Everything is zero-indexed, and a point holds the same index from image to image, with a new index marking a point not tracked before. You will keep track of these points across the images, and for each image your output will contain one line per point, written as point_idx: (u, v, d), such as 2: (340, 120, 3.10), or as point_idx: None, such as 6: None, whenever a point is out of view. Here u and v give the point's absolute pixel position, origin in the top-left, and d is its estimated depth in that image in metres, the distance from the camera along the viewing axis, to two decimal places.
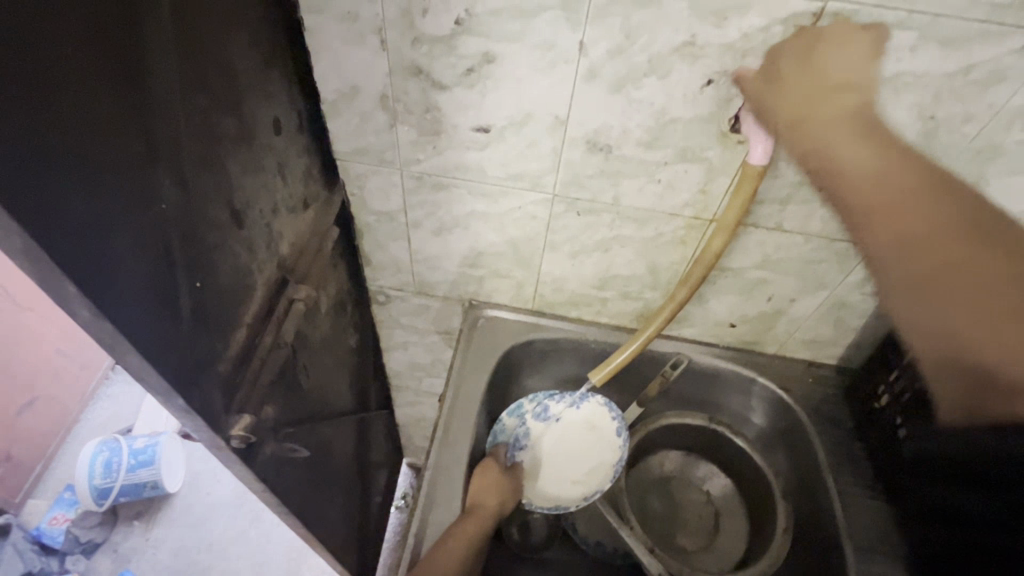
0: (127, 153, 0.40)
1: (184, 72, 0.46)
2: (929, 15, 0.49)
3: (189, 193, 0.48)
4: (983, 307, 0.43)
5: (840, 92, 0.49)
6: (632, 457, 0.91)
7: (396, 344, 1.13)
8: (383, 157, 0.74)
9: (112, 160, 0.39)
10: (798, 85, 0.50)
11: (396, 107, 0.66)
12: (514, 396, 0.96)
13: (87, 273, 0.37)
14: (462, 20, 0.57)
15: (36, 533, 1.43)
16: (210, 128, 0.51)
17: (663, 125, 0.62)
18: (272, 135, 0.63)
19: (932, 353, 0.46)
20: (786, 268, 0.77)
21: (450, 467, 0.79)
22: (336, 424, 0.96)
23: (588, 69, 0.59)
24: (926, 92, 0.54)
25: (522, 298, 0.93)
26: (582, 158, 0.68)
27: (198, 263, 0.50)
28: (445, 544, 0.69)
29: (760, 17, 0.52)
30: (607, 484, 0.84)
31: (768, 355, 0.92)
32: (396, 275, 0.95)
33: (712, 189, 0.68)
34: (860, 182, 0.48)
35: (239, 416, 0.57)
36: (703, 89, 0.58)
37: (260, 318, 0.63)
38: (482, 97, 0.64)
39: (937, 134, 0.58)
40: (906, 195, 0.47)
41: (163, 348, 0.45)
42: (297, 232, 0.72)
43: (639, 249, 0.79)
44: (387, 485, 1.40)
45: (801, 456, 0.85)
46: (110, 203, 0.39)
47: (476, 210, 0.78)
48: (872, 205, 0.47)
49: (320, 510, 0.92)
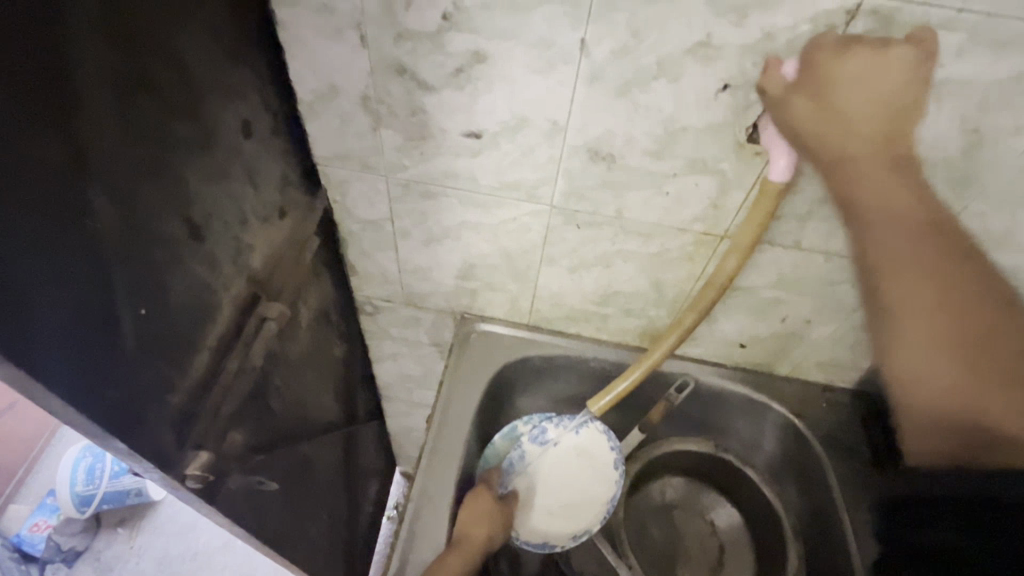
0: (41, 169, 0.34)
1: (122, 71, 0.41)
2: (979, 14, 0.43)
3: (130, 208, 0.42)
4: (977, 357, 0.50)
5: (882, 123, 0.45)
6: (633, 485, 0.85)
7: (386, 355, 1.07)
8: (366, 162, 0.68)
9: (23, 180, 0.33)
10: (858, 95, 0.44)
11: (379, 109, 0.60)
12: (508, 415, 0.90)
13: None
14: (450, 15, 0.51)
15: (15, 540, 1.39)
16: (158, 133, 0.45)
17: (672, 133, 0.56)
18: (240, 138, 0.57)
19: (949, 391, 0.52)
20: (802, 288, 0.71)
21: (436, 497, 0.73)
22: (319, 442, 0.91)
23: (590, 71, 0.53)
24: (971, 103, 0.48)
25: (517, 313, 0.87)
26: (583, 168, 0.62)
27: (142, 287, 0.44)
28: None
29: (785, 15, 0.46)
30: (596, 524, 0.78)
31: (779, 378, 0.86)
32: (384, 285, 0.89)
33: (724, 204, 0.62)
34: (901, 225, 0.47)
35: (197, 453, 0.52)
36: (718, 94, 0.52)
37: (226, 340, 0.58)
38: (473, 100, 0.58)
39: (979, 148, 0.51)
40: (923, 260, 0.48)
41: (94, 389, 0.40)
42: (270, 244, 0.66)
43: (643, 264, 0.73)
44: (378, 496, 1.34)
45: (813, 488, 0.79)
46: (17, 228, 0.33)
47: (467, 220, 0.72)
48: (898, 267, 0.48)
49: (301, 533, 0.87)
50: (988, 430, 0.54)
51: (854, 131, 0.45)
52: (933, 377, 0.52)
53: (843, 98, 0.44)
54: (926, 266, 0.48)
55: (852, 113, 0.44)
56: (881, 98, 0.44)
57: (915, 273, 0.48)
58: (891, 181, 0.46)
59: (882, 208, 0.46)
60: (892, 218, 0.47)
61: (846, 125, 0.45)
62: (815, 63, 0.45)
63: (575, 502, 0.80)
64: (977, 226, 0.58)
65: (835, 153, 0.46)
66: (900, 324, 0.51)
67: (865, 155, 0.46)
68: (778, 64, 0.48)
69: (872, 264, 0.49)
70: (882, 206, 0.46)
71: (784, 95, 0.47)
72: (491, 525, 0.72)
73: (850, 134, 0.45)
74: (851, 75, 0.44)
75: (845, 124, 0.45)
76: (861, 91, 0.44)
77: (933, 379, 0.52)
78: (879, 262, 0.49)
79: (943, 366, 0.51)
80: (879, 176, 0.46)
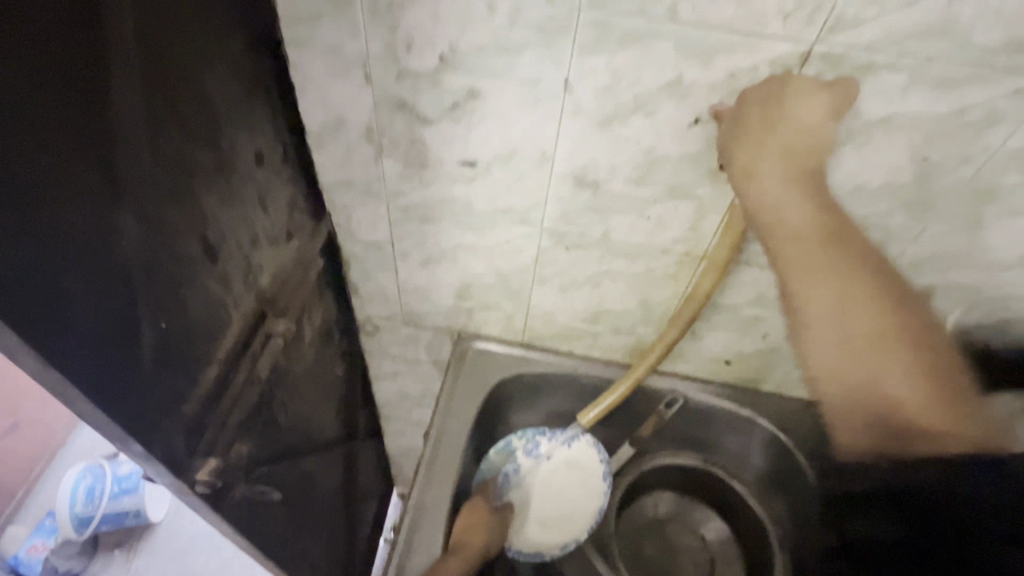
0: (83, 196, 0.39)
1: (153, 109, 0.46)
2: (918, 57, 0.48)
3: (154, 230, 0.47)
4: (870, 352, 0.51)
5: (796, 151, 0.51)
6: (625, 499, 0.88)
7: (385, 373, 1.10)
8: (369, 188, 0.72)
9: (68, 206, 0.38)
10: (783, 130, 0.50)
11: (382, 140, 0.66)
12: (503, 431, 0.93)
13: (32, 323, 0.35)
14: (446, 57, 0.56)
15: (12, 563, 1.36)
16: (182, 163, 0.50)
17: (651, 162, 0.61)
18: (253, 167, 0.62)
19: (837, 385, 0.53)
20: (780, 305, 0.75)
21: (432, 509, 0.75)
22: (320, 458, 0.93)
23: (573, 106, 0.58)
24: (919, 135, 0.53)
25: (512, 331, 0.91)
26: (570, 193, 0.67)
27: (162, 302, 0.48)
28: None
29: (746, 58, 0.51)
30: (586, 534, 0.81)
31: (765, 394, 0.89)
32: (384, 305, 0.93)
33: (703, 227, 0.67)
34: (800, 228, 0.51)
35: (205, 460, 0.55)
36: (691, 127, 0.57)
37: (235, 354, 0.62)
38: (468, 132, 0.63)
39: (931, 175, 0.56)
40: (816, 257, 0.51)
41: (118, 394, 0.43)
42: (278, 264, 0.70)
43: (629, 284, 0.77)
44: (376, 516, 1.35)
45: (800, 501, 0.81)
46: (62, 247, 0.37)
47: (463, 242, 0.77)
48: (797, 264, 0.52)
49: (300, 548, 0.89)
50: (901, 425, 0.50)
51: (756, 142, 0.51)
52: (835, 366, 0.52)
53: (762, 122, 0.51)
54: (822, 262, 0.51)
55: (780, 133, 0.50)
56: (797, 126, 0.50)
57: (818, 269, 0.51)
58: (783, 193, 0.51)
59: (786, 211, 0.51)
60: (781, 219, 0.51)
61: (772, 149, 0.51)
62: (750, 104, 0.52)
63: (566, 514, 0.82)
64: (937, 246, 0.62)
65: (743, 166, 0.52)
66: (806, 334, 0.53)
67: (773, 167, 0.51)
68: (723, 108, 0.54)
69: (779, 260, 0.53)
70: (782, 210, 0.51)
71: (732, 118, 0.53)
72: (487, 534, 0.74)
73: (759, 145, 0.51)
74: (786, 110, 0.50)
75: (762, 140, 0.51)
76: (790, 123, 0.50)
77: (835, 374, 0.52)
78: (781, 260, 0.52)
79: (836, 353, 0.52)
80: (767, 194, 0.51)
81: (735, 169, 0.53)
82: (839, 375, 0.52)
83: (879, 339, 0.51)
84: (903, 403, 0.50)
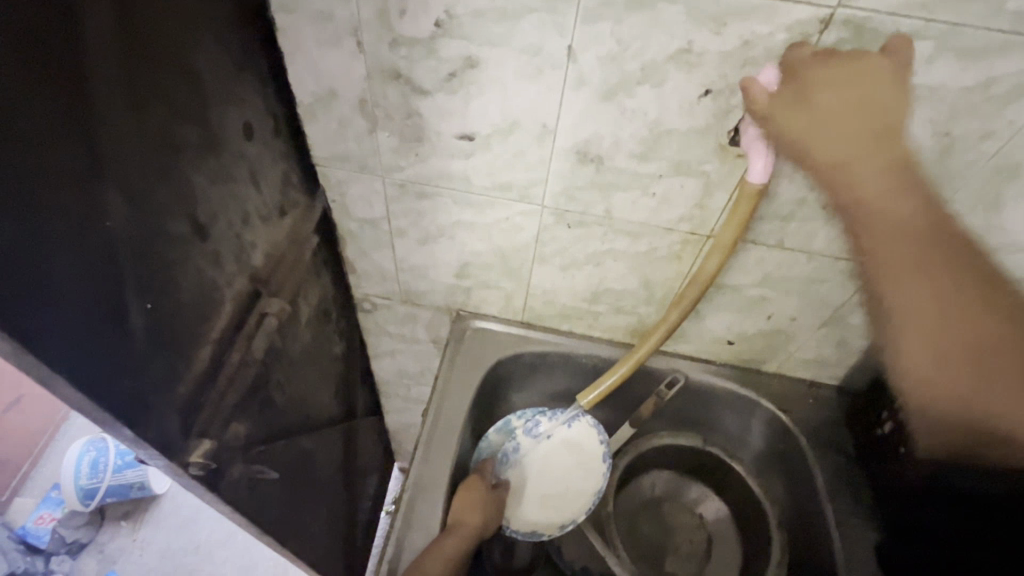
0: (62, 171, 0.37)
1: (135, 78, 0.43)
2: (946, 24, 0.45)
3: (141, 207, 0.45)
4: (991, 363, 0.46)
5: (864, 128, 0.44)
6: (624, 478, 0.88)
7: (384, 351, 1.10)
8: (364, 163, 0.70)
9: (46, 181, 0.36)
10: (833, 91, 0.45)
11: (376, 112, 0.63)
12: (501, 410, 0.92)
13: (8, 305, 0.33)
14: (443, 22, 0.53)
15: (20, 533, 1.40)
16: (167, 136, 0.47)
17: (657, 136, 0.59)
18: (242, 140, 0.59)
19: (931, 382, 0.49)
20: (785, 286, 0.73)
21: (429, 490, 0.75)
22: (319, 435, 0.93)
23: (577, 76, 0.55)
24: (942, 108, 0.50)
25: (511, 310, 0.89)
26: (572, 169, 0.64)
27: (152, 283, 0.47)
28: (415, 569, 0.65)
29: (762, 24, 0.48)
30: (582, 515, 0.81)
31: (767, 375, 0.88)
32: (382, 283, 0.91)
33: (709, 204, 0.64)
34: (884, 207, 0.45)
35: (200, 441, 0.54)
36: (700, 99, 0.54)
37: (229, 334, 0.60)
38: (466, 104, 0.60)
39: (952, 152, 0.54)
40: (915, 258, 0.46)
41: (106, 378, 0.42)
42: (271, 242, 0.68)
43: (632, 263, 0.75)
44: (377, 490, 1.36)
45: (799, 482, 0.81)
46: (39, 225, 0.35)
47: (462, 219, 0.75)
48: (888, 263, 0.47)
49: (300, 524, 0.89)
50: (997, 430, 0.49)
51: (819, 111, 0.45)
52: (935, 370, 0.48)
53: (811, 105, 0.46)
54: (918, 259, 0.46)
55: (841, 100, 0.44)
56: (858, 93, 0.44)
57: (918, 270, 0.46)
58: (887, 189, 0.45)
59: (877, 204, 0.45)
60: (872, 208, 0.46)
61: (835, 126, 0.45)
62: (791, 70, 0.47)
63: (565, 494, 0.82)
64: None
65: (828, 159, 0.46)
66: (891, 348, 0.50)
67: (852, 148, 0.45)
68: (755, 79, 0.49)
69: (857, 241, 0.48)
70: (863, 198, 0.46)
71: (771, 107, 0.48)
72: (486, 511, 0.74)
73: (824, 122, 0.45)
74: (833, 85, 0.45)
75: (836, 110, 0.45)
76: (835, 89, 0.45)
77: (932, 379, 0.49)
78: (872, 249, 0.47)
79: (940, 363, 0.48)
80: (886, 197, 0.45)
81: (796, 145, 0.47)
82: (923, 379, 0.49)
83: (998, 348, 0.46)
84: (995, 401, 0.48)
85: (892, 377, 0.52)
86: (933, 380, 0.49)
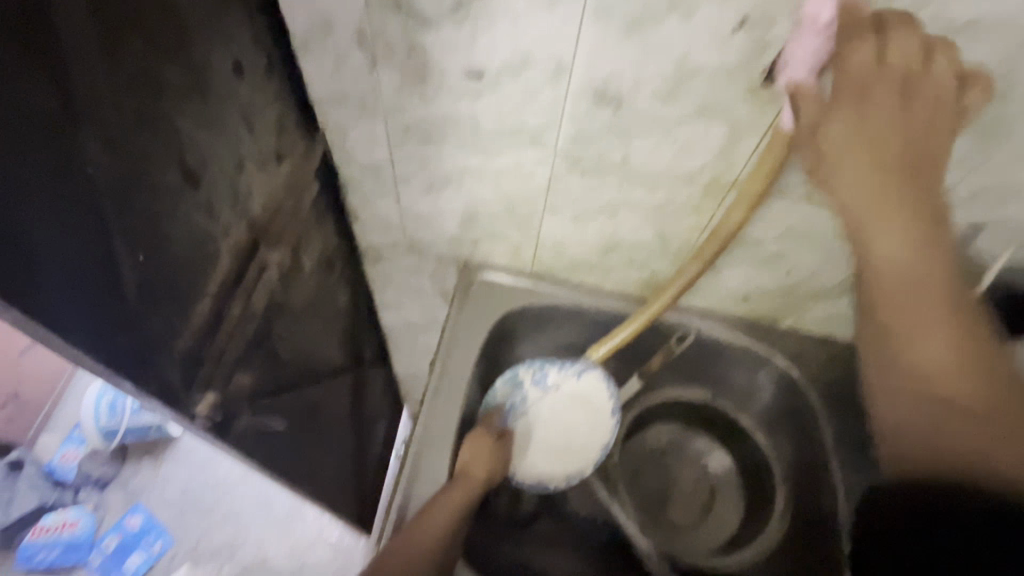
0: (34, 116, 0.34)
1: (107, 6, 0.38)
2: None
3: (123, 153, 0.42)
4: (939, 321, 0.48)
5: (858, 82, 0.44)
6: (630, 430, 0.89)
7: (391, 301, 1.08)
8: (364, 104, 0.65)
9: (20, 129, 0.33)
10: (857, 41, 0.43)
11: (376, 46, 0.57)
12: (509, 362, 0.92)
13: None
14: None
15: (48, 468, 1.49)
16: (147, 73, 0.43)
17: (683, 75, 0.53)
18: (232, 77, 0.55)
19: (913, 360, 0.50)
20: (809, 240, 0.69)
21: (436, 441, 0.76)
22: (327, 384, 0.94)
23: (598, 4, 0.49)
24: (1009, 44, 0.45)
25: (520, 262, 0.87)
26: (588, 112, 0.59)
27: (142, 234, 0.44)
28: (422, 519, 0.66)
29: None
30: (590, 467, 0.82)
31: (785, 330, 0.85)
32: (386, 232, 0.88)
33: (735, 152, 0.60)
34: (842, 145, 0.46)
35: (205, 395, 0.54)
36: (735, 32, 0.49)
37: (228, 286, 0.58)
38: (473, 37, 0.54)
39: (1012, 95, 0.48)
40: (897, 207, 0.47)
41: (101, 335, 0.41)
42: (269, 189, 0.65)
43: (647, 215, 0.71)
44: (387, 434, 1.40)
45: (807, 438, 0.81)
46: (17, 177, 0.33)
47: (469, 166, 0.70)
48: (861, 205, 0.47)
49: (311, 468, 0.92)
50: (972, 418, 0.47)
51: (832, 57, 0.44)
52: (933, 349, 0.49)
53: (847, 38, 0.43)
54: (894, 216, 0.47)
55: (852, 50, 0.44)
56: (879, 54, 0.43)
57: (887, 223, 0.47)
58: (859, 137, 0.45)
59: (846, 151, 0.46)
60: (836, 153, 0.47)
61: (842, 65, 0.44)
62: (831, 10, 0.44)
63: (573, 447, 0.83)
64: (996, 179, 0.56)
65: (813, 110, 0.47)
66: (884, 323, 0.50)
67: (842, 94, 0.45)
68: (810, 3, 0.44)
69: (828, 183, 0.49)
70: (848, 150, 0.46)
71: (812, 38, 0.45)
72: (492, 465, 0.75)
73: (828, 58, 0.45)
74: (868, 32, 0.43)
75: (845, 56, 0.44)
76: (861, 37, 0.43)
77: (932, 357, 0.49)
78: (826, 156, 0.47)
79: (934, 339, 0.49)
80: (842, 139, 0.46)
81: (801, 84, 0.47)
82: (914, 357, 0.49)
83: (973, 335, 0.49)
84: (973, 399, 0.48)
85: (885, 364, 0.51)
86: (941, 361, 0.48)
